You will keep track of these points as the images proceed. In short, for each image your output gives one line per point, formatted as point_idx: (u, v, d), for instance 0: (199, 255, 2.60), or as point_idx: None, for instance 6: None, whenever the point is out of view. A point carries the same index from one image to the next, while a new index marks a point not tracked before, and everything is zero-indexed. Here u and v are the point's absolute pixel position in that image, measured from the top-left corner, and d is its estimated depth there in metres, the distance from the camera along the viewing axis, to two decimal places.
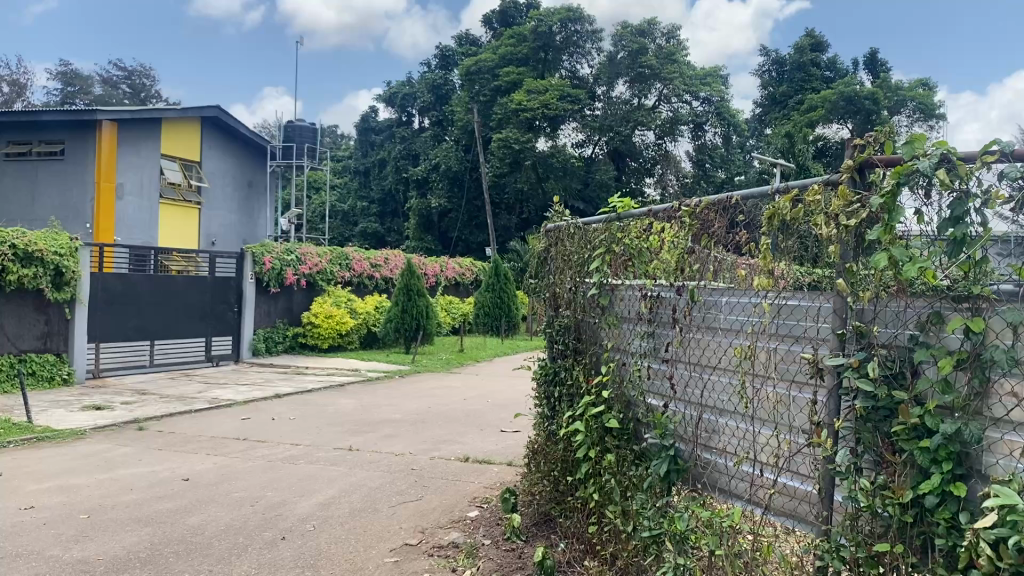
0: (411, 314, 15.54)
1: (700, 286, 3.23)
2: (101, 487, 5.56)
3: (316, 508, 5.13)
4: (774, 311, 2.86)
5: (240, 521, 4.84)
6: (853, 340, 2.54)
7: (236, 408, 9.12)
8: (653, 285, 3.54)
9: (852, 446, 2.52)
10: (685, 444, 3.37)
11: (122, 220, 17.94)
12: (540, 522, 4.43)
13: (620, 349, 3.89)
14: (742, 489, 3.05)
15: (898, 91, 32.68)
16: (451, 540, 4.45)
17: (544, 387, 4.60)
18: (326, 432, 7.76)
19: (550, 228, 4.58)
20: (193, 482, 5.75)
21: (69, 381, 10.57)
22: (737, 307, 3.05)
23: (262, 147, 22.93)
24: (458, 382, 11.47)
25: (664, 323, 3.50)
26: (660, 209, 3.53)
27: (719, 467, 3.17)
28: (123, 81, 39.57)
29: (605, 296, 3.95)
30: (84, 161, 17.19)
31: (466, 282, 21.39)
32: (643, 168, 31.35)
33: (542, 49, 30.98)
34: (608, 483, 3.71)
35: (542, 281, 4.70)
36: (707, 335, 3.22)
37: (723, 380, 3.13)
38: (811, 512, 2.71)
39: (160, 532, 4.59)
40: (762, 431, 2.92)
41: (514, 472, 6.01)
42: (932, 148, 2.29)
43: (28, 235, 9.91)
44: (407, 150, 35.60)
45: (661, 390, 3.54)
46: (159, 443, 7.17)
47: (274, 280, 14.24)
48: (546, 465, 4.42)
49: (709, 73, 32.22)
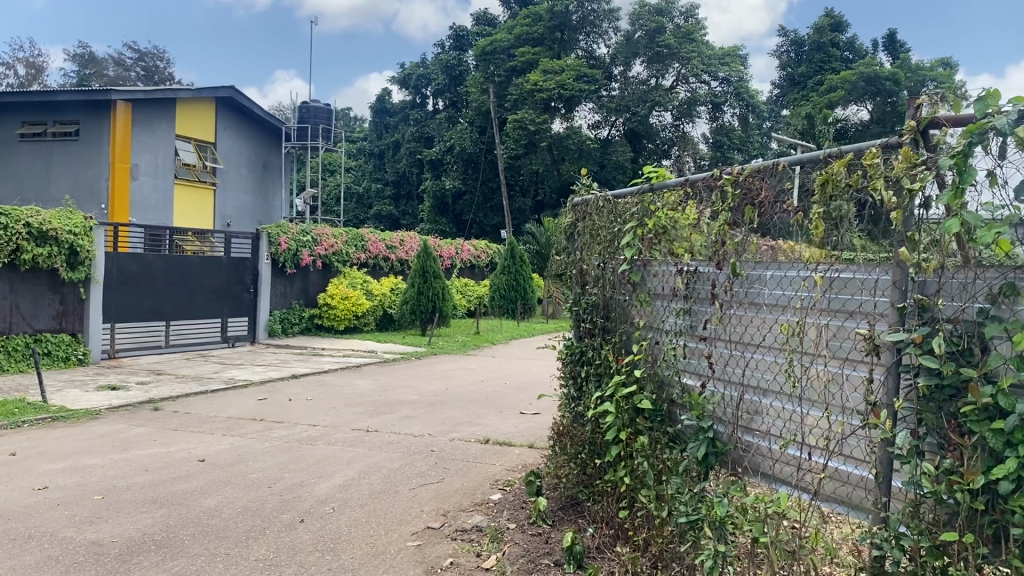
0: (427, 296, 15.33)
1: (741, 261, 3.06)
2: (115, 468, 5.45)
3: (334, 490, 4.99)
4: (827, 284, 2.67)
5: (257, 503, 4.72)
6: (914, 315, 2.37)
7: (252, 389, 9.02)
8: (689, 259, 3.38)
9: (912, 428, 2.36)
10: (725, 426, 3.20)
11: (138, 201, 17.90)
12: (567, 506, 4.29)
13: (653, 328, 3.72)
14: (789, 474, 2.88)
15: (919, 71, 32.08)
16: (474, 524, 4.31)
17: (569, 366, 4.45)
18: (343, 413, 7.64)
19: (576, 202, 4.43)
20: (209, 463, 5.63)
21: (84, 361, 10.51)
22: (785, 281, 2.88)
23: (276, 128, 22.78)
24: (474, 364, 11.33)
25: (702, 299, 3.33)
26: (695, 179, 3.34)
27: (762, 450, 3.01)
28: (136, 63, 39.46)
29: (637, 274, 3.78)
30: (99, 142, 17.14)
31: (482, 265, 21.19)
32: (660, 150, 31.11)
33: (558, 29, 30.71)
34: (641, 467, 3.56)
35: (569, 256, 4.53)
36: (751, 311, 3.05)
37: (767, 361, 2.96)
38: (866, 498, 2.53)
39: (175, 514, 4.48)
40: (811, 413, 2.75)
41: (537, 455, 5.86)
42: (1008, 105, 2.11)
43: (42, 214, 9.82)
44: (421, 133, 35.50)
45: (699, 369, 3.35)
46: (175, 423, 7.07)
47: (289, 261, 14.18)
48: (573, 447, 4.26)
49: (728, 53, 31.61)
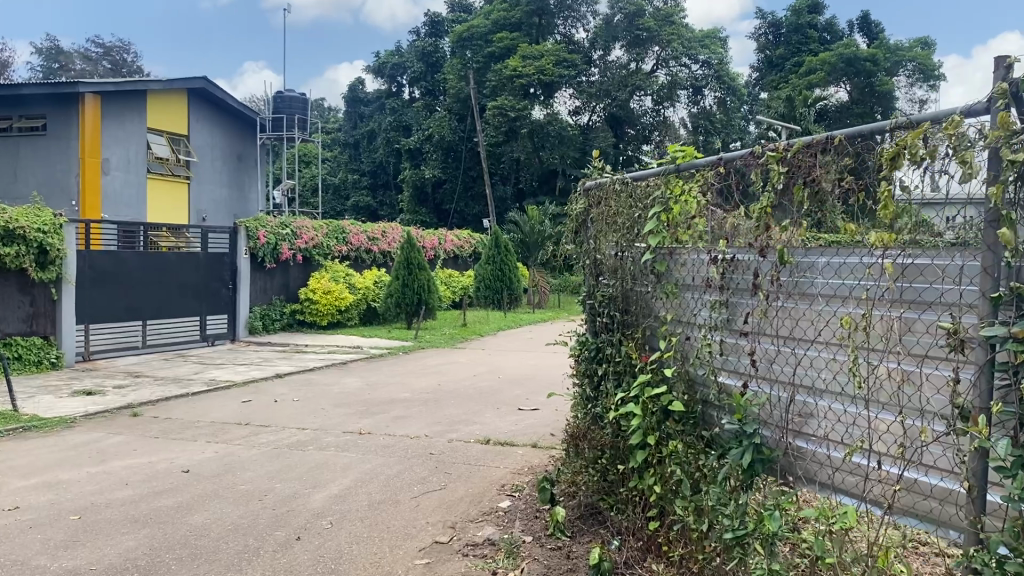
0: (412, 287, 14.97)
1: (790, 248, 2.75)
2: (93, 482, 5.08)
3: (331, 501, 4.65)
4: (898, 272, 2.39)
5: (249, 518, 4.37)
6: (1011, 304, 2.07)
7: (236, 391, 8.62)
8: (727, 247, 3.06)
9: (1013, 434, 2.05)
10: (772, 431, 2.89)
11: (108, 195, 17.31)
12: (586, 515, 3.96)
13: (682, 321, 3.40)
14: (852, 484, 2.58)
15: (897, 51, 32.04)
16: (485, 537, 3.98)
17: (583, 364, 4.14)
18: (333, 414, 7.28)
19: (589, 186, 4.16)
20: (193, 475, 5.27)
21: (58, 365, 10.06)
22: (845, 269, 2.58)
23: (251, 118, 22.20)
24: (464, 357, 11.01)
25: (741, 290, 3.02)
26: (728, 158, 3.03)
27: (817, 456, 2.70)
28: (103, 57, 38.67)
29: (661, 263, 3.46)
30: (68, 135, 16.59)
31: (465, 255, 20.81)
32: (641, 135, 30.90)
33: (536, 14, 30.42)
34: (673, 474, 3.26)
35: (582, 246, 4.24)
36: (804, 303, 2.73)
37: (824, 358, 2.65)
38: (957, 514, 2.22)
39: (160, 535, 4.11)
40: (882, 417, 2.44)
41: (543, 455, 5.55)
42: None
43: (8, 211, 9.36)
44: (398, 122, 34.87)
45: (739, 368, 3.04)
46: (155, 430, 6.68)
47: (269, 255, 13.74)
48: (591, 451, 3.96)
49: (707, 35, 31.28)
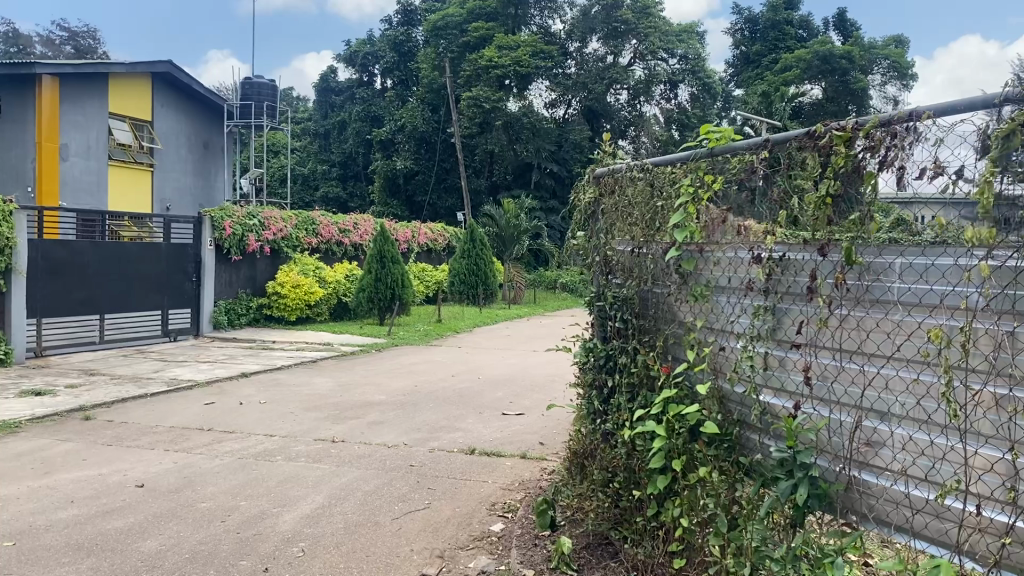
0: (386, 282, 14.45)
1: (858, 246, 2.31)
2: (35, 500, 4.53)
3: (302, 523, 4.16)
4: (1009, 279, 1.96)
5: (209, 544, 3.87)
6: None
7: (199, 391, 8.06)
8: (774, 243, 2.61)
9: None
10: (830, 461, 2.45)
11: (67, 182, 16.55)
12: (593, 545, 3.54)
13: (714, 328, 2.95)
14: (939, 530, 2.15)
15: (872, 49, 31.98)
16: (478, 568, 3.53)
17: (589, 373, 3.67)
18: (304, 418, 6.77)
19: (600, 173, 3.68)
20: (149, 489, 4.74)
21: (6, 361, 9.38)
22: (937, 274, 2.13)
23: (217, 104, 21.42)
24: (441, 356, 10.54)
25: (793, 295, 2.57)
26: (778, 139, 2.59)
27: (887, 493, 2.28)
28: (66, 41, 37.56)
29: (689, 262, 3.00)
30: (24, 118, 15.88)
31: (439, 249, 20.32)
32: (618, 130, 30.47)
33: (511, 5, 29.91)
34: (704, 505, 2.81)
35: (588, 238, 3.77)
36: (877, 312, 2.29)
37: (904, 379, 2.21)
38: None
39: (106, 566, 3.60)
40: (983, 452, 2.02)
41: (534, 469, 5.10)
42: None
43: None
44: (368, 112, 34.24)
45: (790, 386, 2.59)
46: (109, 436, 6.12)
47: (235, 247, 13.14)
48: (598, 473, 3.51)
49: (685, 29, 30.93)
